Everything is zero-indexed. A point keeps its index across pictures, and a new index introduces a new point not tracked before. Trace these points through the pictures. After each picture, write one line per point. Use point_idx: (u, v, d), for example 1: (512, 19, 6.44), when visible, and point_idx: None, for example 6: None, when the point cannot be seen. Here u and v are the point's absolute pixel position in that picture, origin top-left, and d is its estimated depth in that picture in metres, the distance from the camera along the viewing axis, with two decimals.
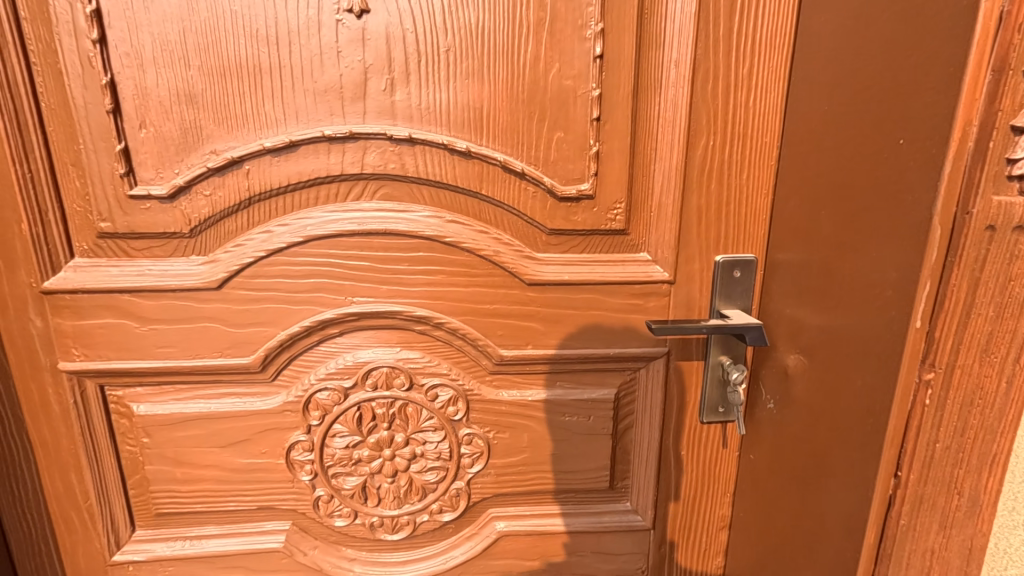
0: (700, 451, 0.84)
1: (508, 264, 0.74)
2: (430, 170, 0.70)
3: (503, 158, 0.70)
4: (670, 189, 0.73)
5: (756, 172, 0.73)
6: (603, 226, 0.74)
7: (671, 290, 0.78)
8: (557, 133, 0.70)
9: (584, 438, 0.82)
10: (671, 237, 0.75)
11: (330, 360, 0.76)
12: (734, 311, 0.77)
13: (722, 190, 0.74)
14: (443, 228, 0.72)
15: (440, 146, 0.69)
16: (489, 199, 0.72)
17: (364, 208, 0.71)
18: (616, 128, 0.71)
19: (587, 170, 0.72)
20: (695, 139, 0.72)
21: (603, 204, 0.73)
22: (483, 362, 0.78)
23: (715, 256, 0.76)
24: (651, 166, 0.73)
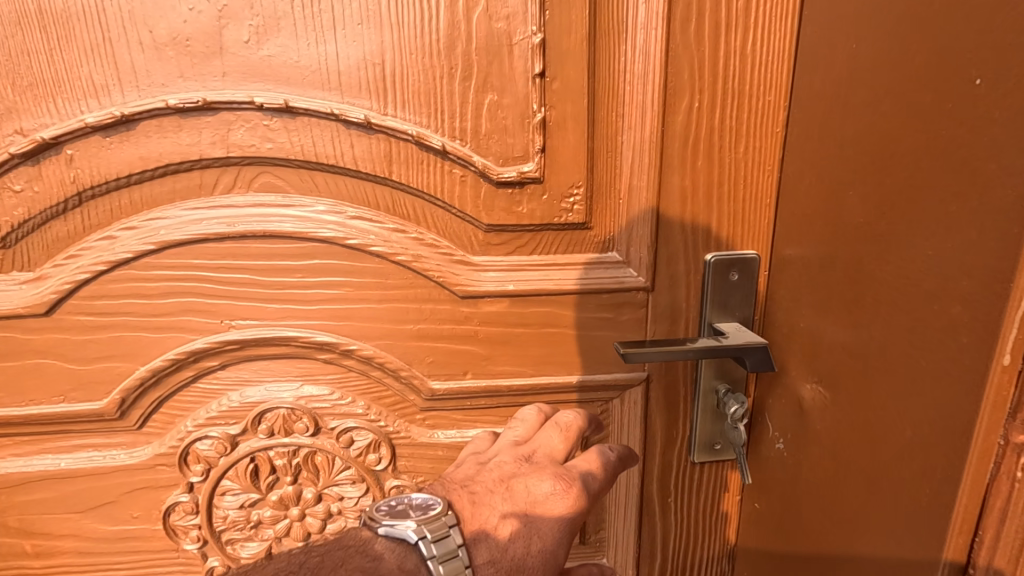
0: (690, 497, 0.67)
1: (433, 272, 0.57)
2: (320, 151, 0.53)
3: (415, 131, 0.52)
4: (644, 168, 0.55)
5: (757, 142, 0.55)
6: (556, 219, 0.57)
7: (649, 300, 0.60)
8: (488, 96, 0.52)
9: None
10: (647, 232, 0.57)
11: (211, 400, 0.59)
12: (730, 325, 0.59)
13: (713, 167, 0.56)
14: (343, 228, 0.55)
15: (329, 118, 0.51)
16: (403, 187, 0.55)
17: (236, 203, 0.54)
18: (569, 88, 0.53)
19: (531, 144, 0.54)
20: (676, 100, 0.54)
21: (555, 190, 0.56)
22: (410, 397, 0.61)
23: (705, 254, 0.59)
24: (617, 138, 0.55)
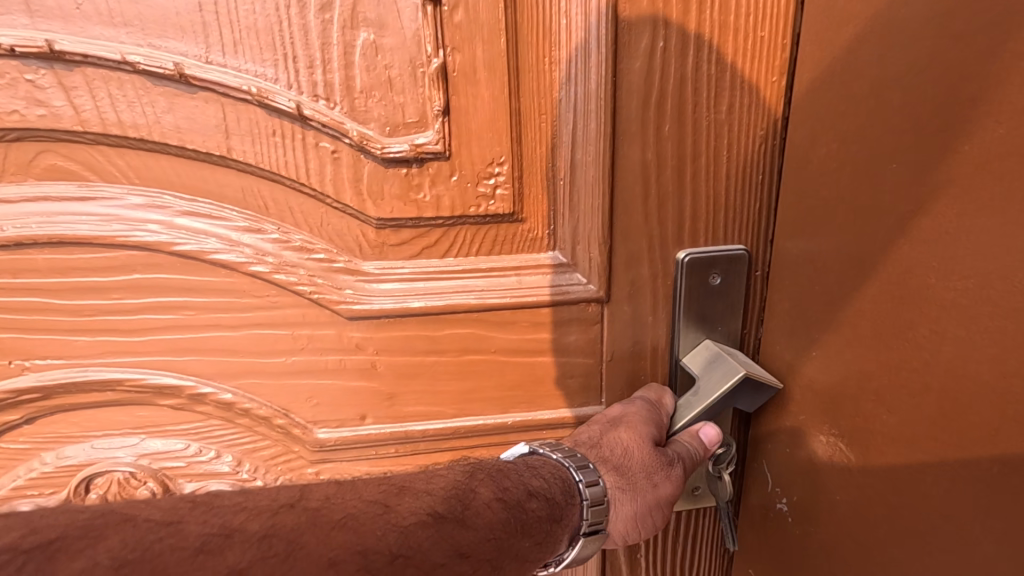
0: (664, 554, 0.54)
1: (306, 287, 0.41)
2: (118, 118, 0.36)
3: (255, 87, 0.36)
4: (591, 136, 0.40)
5: (743, 97, 0.40)
6: (473, 209, 0.41)
7: (605, 314, 0.45)
8: (361, 34, 0.36)
9: None
10: (598, 225, 0.42)
11: (20, 464, 0.44)
12: (712, 346, 0.45)
13: (685, 133, 0.41)
14: (169, 229, 0.39)
15: (125, 69, 0.35)
16: (251, 169, 0.39)
17: (8, 196, 0.37)
18: (478, 20, 0.37)
19: (429, 104, 0.38)
20: (632, 38, 0.38)
21: (468, 169, 0.40)
22: (293, 449, 0.46)
23: (678, 252, 0.44)
24: (554, 94, 0.40)
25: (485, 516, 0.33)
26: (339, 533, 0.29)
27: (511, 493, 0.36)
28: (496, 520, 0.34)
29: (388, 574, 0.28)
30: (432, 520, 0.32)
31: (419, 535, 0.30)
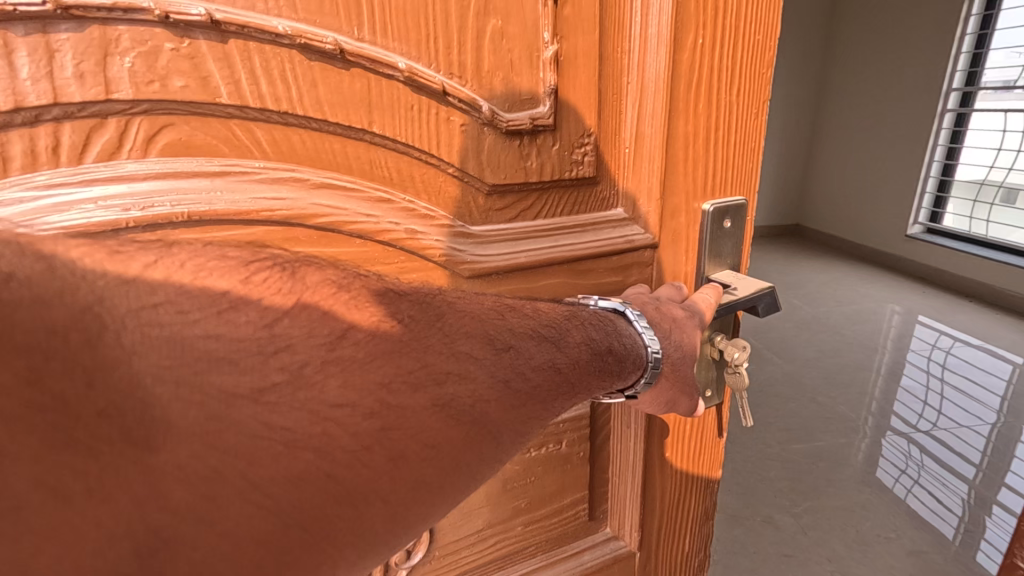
0: (686, 442, 0.62)
1: (433, 251, 0.45)
2: (265, 91, 0.36)
3: (404, 65, 0.39)
4: (658, 114, 0.49)
5: (747, 87, 0.52)
6: (567, 174, 0.48)
7: (653, 258, 0.55)
8: (492, 22, 0.41)
9: (561, 469, 0.58)
10: (656, 184, 0.52)
11: None
12: (727, 273, 0.57)
13: (716, 111, 0.51)
14: (305, 201, 0.39)
15: (281, 42, 0.35)
16: (382, 142, 0.41)
17: (130, 173, 0.34)
18: (580, 16, 0.44)
19: (541, 83, 0.44)
20: (688, 36, 0.48)
21: (564, 138, 0.47)
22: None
23: (704, 205, 0.55)
24: (622, 78, 0.48)
25: (575, 351, 0.41)
26: (471, 321, 0.35)
27: (596, 343, 0.43)
28: (578, 353, 0.41)
29: (509, 355, 0.36)
30: (538, 336, 0.39)
31: (529, 342, 0.38)
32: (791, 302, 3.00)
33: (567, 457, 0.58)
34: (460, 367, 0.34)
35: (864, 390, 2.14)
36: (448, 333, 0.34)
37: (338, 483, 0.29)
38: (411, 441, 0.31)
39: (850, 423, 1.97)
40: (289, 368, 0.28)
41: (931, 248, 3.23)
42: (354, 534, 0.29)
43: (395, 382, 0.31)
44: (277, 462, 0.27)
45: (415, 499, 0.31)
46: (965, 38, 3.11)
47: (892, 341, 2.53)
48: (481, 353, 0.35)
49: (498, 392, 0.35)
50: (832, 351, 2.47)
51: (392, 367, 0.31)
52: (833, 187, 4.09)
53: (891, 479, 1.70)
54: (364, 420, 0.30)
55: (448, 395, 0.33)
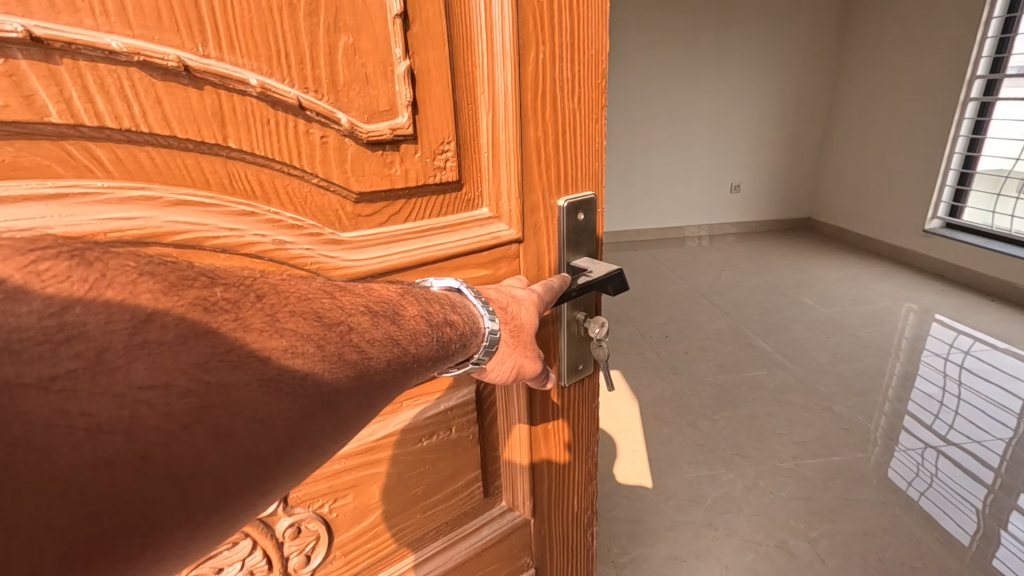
0: (562, 415, 0.72)
1: (304, 260, 0.47)
2: (103, 108, 0.35)
3: (258, 81, 0.40)
4: (509, 123, 0.54)
5: (583, 93, 0.58)
6: (431, 179, 0.51)
7: (519, 250, 0.60)
8: (344, 38, 0.43)
9: (457, 453, 0.63)
10: (515, 186, 0.56)
11: None
12: (583, 259, 0.65)
13: (561, 118, 0.57)
14: (157, 218, 0.39)
15: (114, 60, 0.34)
16: (242, 156, 0.42)
17: None
18: (428, 31, 0.47)
19: (398, 95, 0.46)
20: (531, 53, 0.53)
21: (427, 145, 0.50)
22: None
23: (557, 202, 0.61)
24: (475, 89, 0.52)
25: (412, 323, 0.43)
26: (295, 298, 0.36)
27: (435, 313, 0.46)
28: (418, 327, 0.44)
29: (339, 329, 0.37)
30: (369, 311, 0.40)
31: (361, 318, 0.39)
32: (807, 301, 2.93)
33: (458, 440, 0.63)
34: (286, 340, 0.34)
35: (878, 395, 2.10)
36: (270, 311, 0.34)
37: (153, 467, 0.27)
38: (240, 416, 0.30)
39: (864, 433, 1.91)
40: (87, 356, 0.27)
41: (949, 244, 3.12)
42: (179, 517, 0.28)
43: (211, 361, 0.30)
44: (75, 451, 0.25)
45: (252, 474, 0.31)
46: (989, 32, 2.92)
47: (910, 341, 2.46)
48: (305, 326, 0.35)
49: (331, 363, 0.36)
50: (854, 356, 2.38)
51: (211, 344, 0.31)
52: (846, 185, 4.02)
53: (905, 482, 1.68)
54: (179, 400, 0.28)
55: (272, 367, 0.33)
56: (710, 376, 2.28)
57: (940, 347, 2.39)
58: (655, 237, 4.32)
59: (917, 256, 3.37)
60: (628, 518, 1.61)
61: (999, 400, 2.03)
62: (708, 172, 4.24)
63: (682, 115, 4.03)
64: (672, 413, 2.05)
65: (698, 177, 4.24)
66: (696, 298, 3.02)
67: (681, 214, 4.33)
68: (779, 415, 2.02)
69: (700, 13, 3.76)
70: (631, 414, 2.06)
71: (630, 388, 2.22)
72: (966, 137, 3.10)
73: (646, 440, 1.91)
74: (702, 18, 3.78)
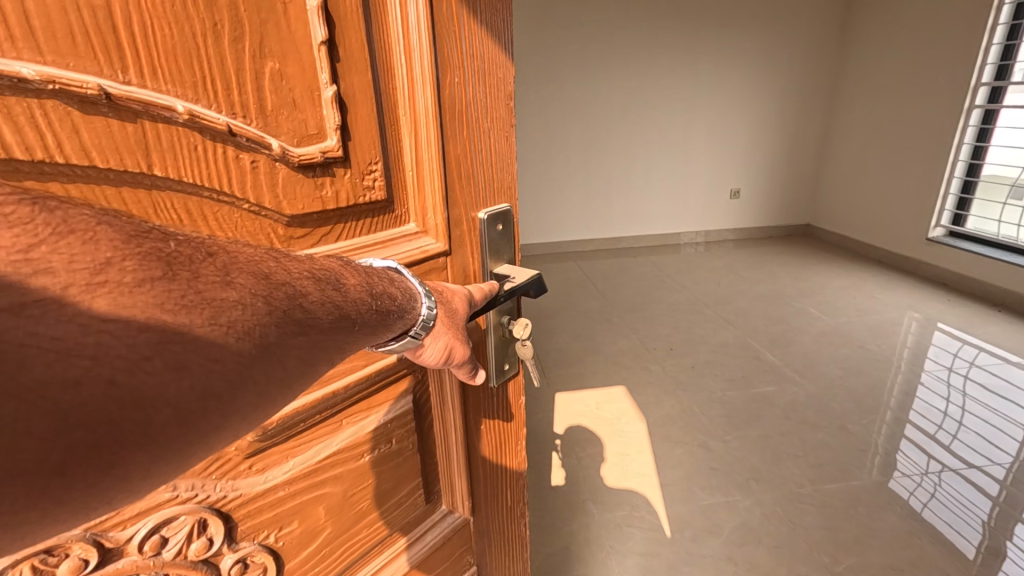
0: (493, 417, 0.77)
1: None
2: (12, 140, 0.32)
3: (184, 108, 0.39)
4: (431, 143, 0.57)
5: (494, 114, 0.63)
6: (360, 199, 0.53)
7: (447, 261, 0.64)
8: (271, 65, 0.44)
9: (398, 463, 0.66)
10: (439, 202, 0.60)
11: None
12: (504, 267, 0.70)
13: (479, 138, 0.62)
14: None
15: (20, 90, 0.32)
16: (170, 184, 0.41)
17: None
18: (351, 59, 0.49)
19: (325, 119, 0.48)
20: (449, 76, 0.56)
21: (355, 163, 0.52)
22: (229, 457, 0.48)
23: (478, 214, 0.65)
24: (397, 111, 0.55)
25: (354, 294, 0.42)
26: (239, 255, 0.34)
27: (375, 287, 0.46)
28: (360, 297, 0.43)
29: (286, 289, 0.36)
30: (313, 277, 0.39)
31: (306, 282, 0.38)
32: (813, 311, 2.87)
33: (397, 450, 0.65)
34: (237, 294, 0.32)
35: (877, 404, 2.05)
36: (220, 264, 0.32)
37: (120, 389, 0.26)
38: (196, 353, 0.29)
39: (864, 441, 1.85)
40: (53, 288, 0.25)
41: (950, 251, 3.08)
42: (143, 439, 0.27)
43: (168, 301, 0.29)
44: (48, 367, 0.24)
45: (209, 408, 0.30)
46: (994, 38, 2.86)
47: (913, 350, 2.41)
48: (249, 282, 0.33)
49: (280, 321, 0.34)
50: (862, 370, 2.28)
51: (165, 287, 0.29)
52: (846, 191, 3.97)
53: (907, 492, 1.62)
54: (140, 334, 0.27)
55: (226, 317, 0.31)
56: (720, 394, 2.12)
57: (945, 358, 2.33)
58: (656, 242, 4.30)
59: (921, 264, 3.31)
60: (642, 553, 1.43)
61: (1004, 410, 1.99)
62: (708, 177, 4.20)
63: (682, 120, 4.00)
64: (682, 433, 1.90)
65: (699, 183, 4.21)
66: (697, 308, 2.97)
67: (681, 219, 4.30)
68: (794, 436, 1.88)
69: (699, 19, 3.73)
70: (638, 434, 1.89)
71: (636, 405, 2.05)
72: (970, 144, 3.04)
73: (656, 463, 1.75)
74: (702, 24, 3.75)
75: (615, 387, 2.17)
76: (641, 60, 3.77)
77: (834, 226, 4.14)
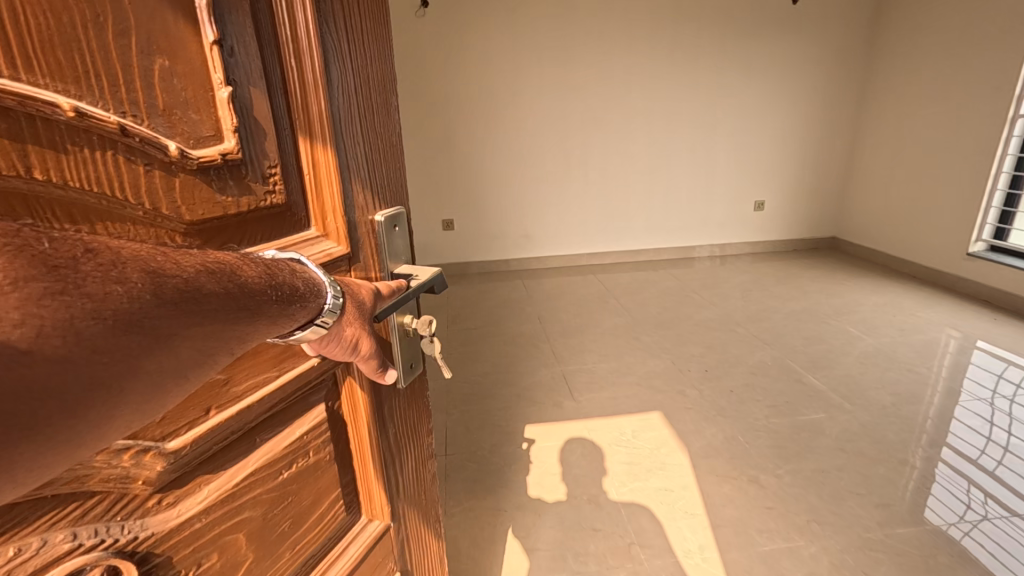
0: (402, 415, 0.70)
1: None
2: None
3: (64, 102, 0.32)
4: (328, 146, 0.51)
5: (382, 118, 0.58)
6: (260, 204, 0.46)
7: (349, 268, 0.57)
8: (161, 61, 0.38)
9: (316, 476, 0.58)
10: (341, 206, 0.54)
11: None
12: (403, 267, 0.65)
13: (371, 140, 0.57)
14: None
15: None
16: (49, 190, 0.32)
17: None
18: (243, 59, 0.44)
19: (221, 121, 0.42)
20: (338, 78, 0.52)
21: (258, 167, 0.46)
22: (132, 494, 0.39)
23: (374, 217, 0.59)
24: (292, 115, 0.49)
25: (255, 284, 0.37)
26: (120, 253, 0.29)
27: (275, 276, 0.39)
28: (261, 287, 0.37)
29: (174, 282, 0.31)
30: (204, 269, 0.33)
31: (196, 273, 0.33)
32: (851, 330, 2.77)
33: (315, 464, 0.57)
34: (124, 288, 0.29)
35: (914, 423, 1.98)
36: (103, 262, 0.28)
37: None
38: (76, 343, 0.26)
39: (907, 465, 1.76)
40: None
41: (994, 268, 2.97)
42: (31, 424, 0.25)
43: (47, 296, 0.25)
44: None
45: (95, 393, 0.28)
46: None
47: (951, 369, 2.32)
48: (136, 276, 0.29)
49: (168, 311, 0.30)
50: (912, 394, 2.16)
51: (42, 283, 0.25)
52: (877, 205, 3.87)
53: (944, 520, 1.52)
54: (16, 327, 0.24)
55: (110, 305, 0.28)
56: (764, 421, 2.01)
57: (989, 378, 2.23)
58: (675, 256, 4.24)
59: (958, 280, 3.21)
60: None
61: None
62: (731, 188, 4.14)
63: (705, 131, 3.94)
64: (730, 466, 1.77)
65: (721, 196, 4.14)
66: (729, 326, 2.87)
67: (701, 233, 4.22)
68: (851, 469, 1.75)
69: (728, 30, 3.70)
70: (682, 467, 1.77)
71: (677, 434, 1.94)
72: (1014, 156, 2.97)
73: (704, 502, 1.61)
74: (732, 32, 3.71)
75: (651, 413, 2.07)
76: (668, 72, 3.74)
77: (863, 240, 4.04)
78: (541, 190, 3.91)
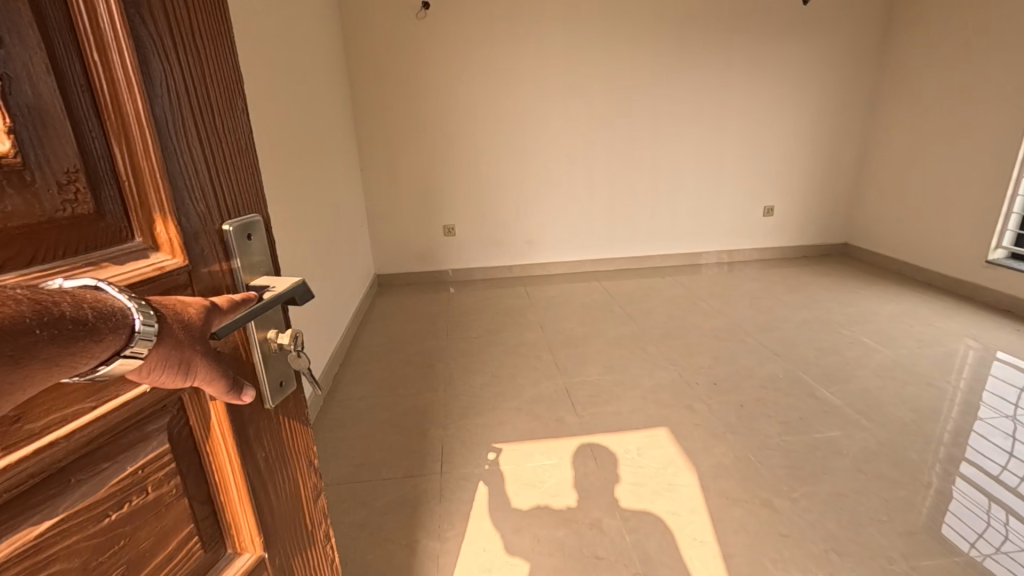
0: (273, 438, 0.63)
1: None
2: None
3: None
4: (150, 150, 0.46)
5: (226, 123, 0.53)
6: (57, 214, 0.41)
7: (191, 284, 0.50)
8: None
9: (160, 511, 0.51)
10: (173, 216, 0.48)
11: None
12: (260, 279, 0.59)
13: (212, 145, 0.52)
14: None
15: None
16: None
17: None
18: (22, 51, 0.38)
19: None
20: (161, 76, 0.46)
21: (50, 172, 0.40)
22: None
23: (222, 226, 0.54)
24: (98, 116, 0.43)
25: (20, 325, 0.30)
26: None
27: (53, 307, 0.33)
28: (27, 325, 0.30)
29: None
30: None
31: None
32: (865, 340, 2.69)
33: (155, 501, 0.50)
34: None
35: (931, 435, 1.92)
36: None
37: None
38: None
39: (926, 482, 1.70)
40: None
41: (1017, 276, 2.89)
42: None
43: None
44: None
45: None
46: None
47: (970, 380, 2.26)
48: None
49: None
50: (931, 410, 2.08)
51: None
52: (890, 210, 3.80)
53: (969, 545, 1.45)
54: None
55: None
56: (775, 439, 1.94)
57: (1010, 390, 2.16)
58: (683, 261, 4.18)
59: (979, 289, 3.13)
60: None
61: None
62: (739, 195, 4.07)
63: (714, 134, 3.88)
64: (741, 489, 1.70)
65: (730, 202, 4.08)
66: (739, 336, 2.81)
67: (710, 238, 4.16)
68: (871, 491, 1.67)
69: (737, 30, 3.65)
70: (689, 488, 1.71)
71: (684, 451, 1.89)
72: None
73: (714, 528, 1.55)
74: (741, 31, 3.66)
75: (657, 429, 2.01)
76: (676, 71, 3.69)
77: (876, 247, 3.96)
78: (547, 193, 3.87)
